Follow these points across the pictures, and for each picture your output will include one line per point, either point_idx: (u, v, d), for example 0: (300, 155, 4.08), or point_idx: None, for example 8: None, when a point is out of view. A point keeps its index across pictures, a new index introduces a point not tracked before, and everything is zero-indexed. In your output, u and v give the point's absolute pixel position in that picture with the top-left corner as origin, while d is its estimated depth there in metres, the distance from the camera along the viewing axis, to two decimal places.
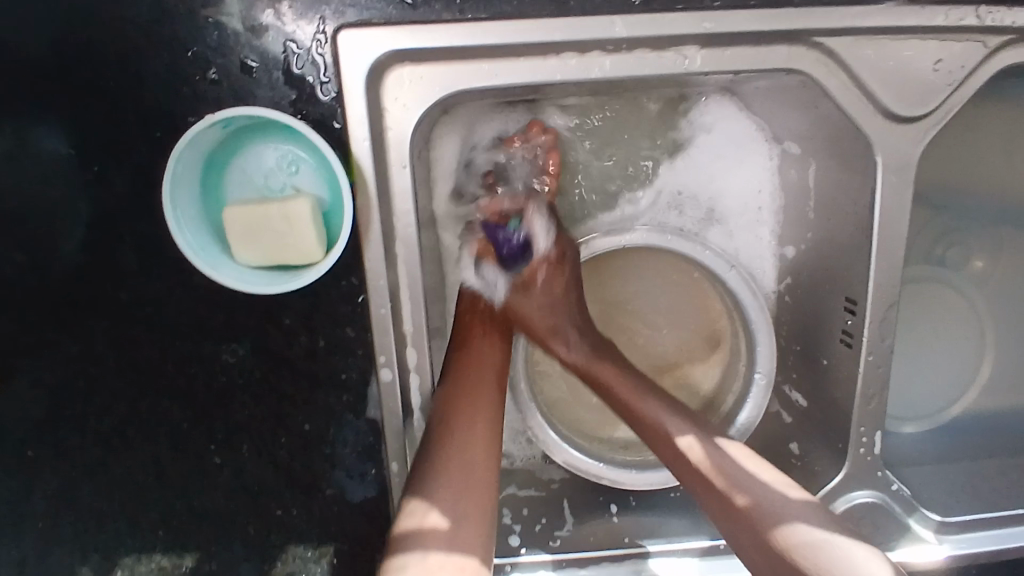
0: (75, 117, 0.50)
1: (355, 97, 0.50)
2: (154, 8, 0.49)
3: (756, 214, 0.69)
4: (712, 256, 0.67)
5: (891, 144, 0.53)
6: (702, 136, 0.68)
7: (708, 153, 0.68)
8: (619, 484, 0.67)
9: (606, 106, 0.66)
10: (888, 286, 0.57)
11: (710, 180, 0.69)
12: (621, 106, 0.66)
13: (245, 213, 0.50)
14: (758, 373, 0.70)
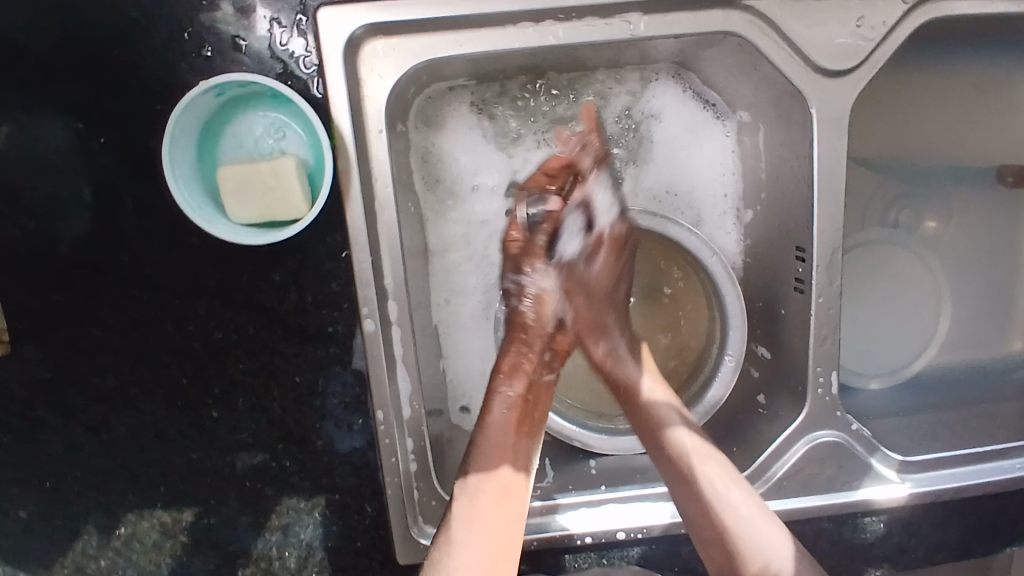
0: (81, 94, 0.56)
1: (334, 67, 0.53)
2: None
3: (720, 193, 0.72)
4: (698, 241, 0.68)
5: (822, 97, 0.58)
6: (663, 119, 0.70)
7: (673, 136, 0.70)
8: (588, 447, 0.68)
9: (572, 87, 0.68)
10: (833, 231, 0.61)
11: (677, 162, 0.71)
12: (584, 89, 0.69)
13: (238, 172, 0.52)
14: (729, 356, 0.70)
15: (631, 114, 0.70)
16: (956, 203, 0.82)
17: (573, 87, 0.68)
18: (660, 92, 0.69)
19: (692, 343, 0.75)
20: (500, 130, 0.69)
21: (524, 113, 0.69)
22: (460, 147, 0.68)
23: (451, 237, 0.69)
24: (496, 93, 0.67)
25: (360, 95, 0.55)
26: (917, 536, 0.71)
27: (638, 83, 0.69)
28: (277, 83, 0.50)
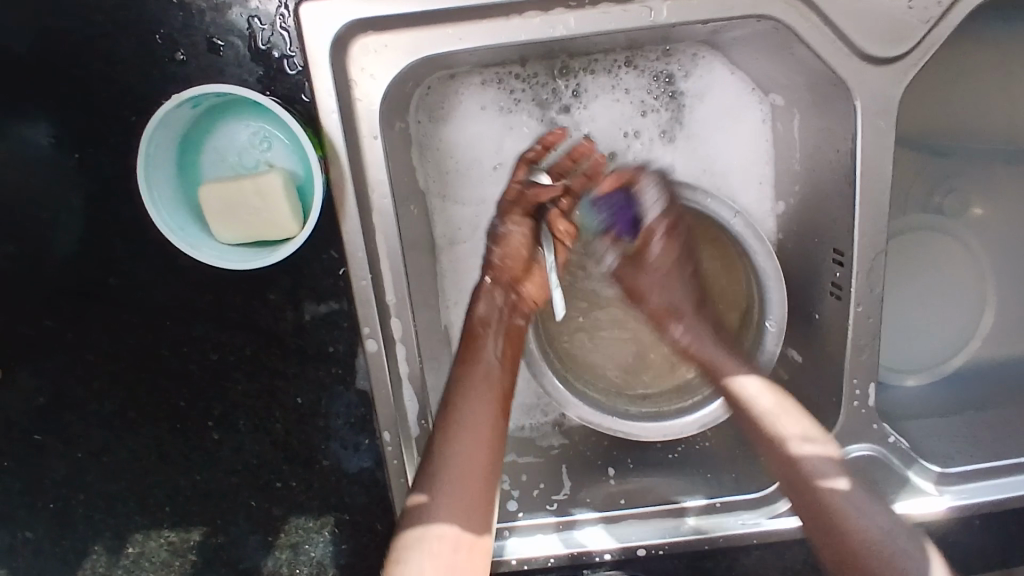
0: (52, 107, 0.51)
1: (320, 70, 0.49)
2: None
3: (751, 169, 0.65)
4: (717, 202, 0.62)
5: (868, 87, 0.52)
6: (695, 97, 0.64)
7: (704, 114, 0.64)
8: (633, 436, 0.64)
9: (595, 65, 0.62)
10: (875, 234, 0.56)
11: (707, 142, 0.65)
12: (607, 66, 0.63)
13: (220, 191, 0.48)
14: (770, 321, 0.64)
15: (645, 84, 0.63)
16: (1006, 186, 0.75)
17: (586, 61, 0.62)
18: (680, 60, 0.63)
19: (731, 310, 0.70)
20: (508, 112, 0.63)
21: (534, 92, 0.63)
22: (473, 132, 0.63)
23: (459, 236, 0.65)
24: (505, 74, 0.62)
25: (351, 99, 0.50)
26: (954, 546, 0.67)
27: (654, 54, 0.62)
28: (258, 95, 0.46)
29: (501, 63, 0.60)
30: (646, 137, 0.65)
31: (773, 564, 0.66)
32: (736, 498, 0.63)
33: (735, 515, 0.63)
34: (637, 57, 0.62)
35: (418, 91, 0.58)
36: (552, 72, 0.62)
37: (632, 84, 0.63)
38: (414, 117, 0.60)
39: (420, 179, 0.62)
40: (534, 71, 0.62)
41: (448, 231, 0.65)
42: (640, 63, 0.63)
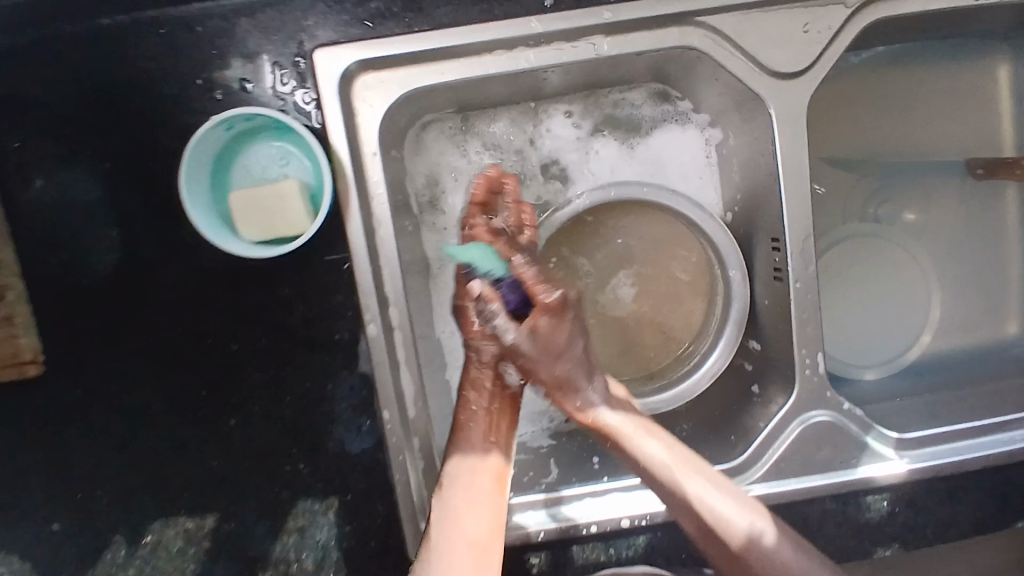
0: (103, 139, 0.62)
1: (330, 99, 0.60)
2: (159, 47, 0.60)
3: (685, 167, 0.77)
4: (676, 199, 0.73)
5: (780, 99, 0.63)
6: (644, 120, 0.75)
7: (654, 138, 0.76)
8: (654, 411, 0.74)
9: (552, 99, 0.74)
10: (802, 221, 0.65)
11: (660, 156, 0.76)
12: (564, 100, 0.74)
13: (247, 196, 0.59)
14: (732, 270, 0.73)
15: (550, 130, 0.75)
16: (936, 193, 0.84)
17: (505, 116, 0.74)
18: (566, 107, 0.74)
19: (699, 274, 0.78)
20: (480, 144, 0.74)
21: (463, 145, 0.74)
22: (459, 166, 0.74)
23: (451, 251, 0.75)
24: (437, 136, 0.73)
25: (354, 125, 0.61)
26: (922, 513, 0.71)
27: (550, 105, 0.74)
28: (282, 117, 0.57)
29: (469, 102, 0.71)
30: (605, 154, 0.76)
31: None
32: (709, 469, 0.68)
33: None
34: (590, 93, 0.74)
35: (407, 133, 0.70)
36: (517, 107, 0.74)
37: (536, 135, 0.75)
38: (408, 156, 0.72)
39: (417, 208, 0.73)
40: (501, 108, 0.74)
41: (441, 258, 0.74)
42: (538, 115, 0.75)
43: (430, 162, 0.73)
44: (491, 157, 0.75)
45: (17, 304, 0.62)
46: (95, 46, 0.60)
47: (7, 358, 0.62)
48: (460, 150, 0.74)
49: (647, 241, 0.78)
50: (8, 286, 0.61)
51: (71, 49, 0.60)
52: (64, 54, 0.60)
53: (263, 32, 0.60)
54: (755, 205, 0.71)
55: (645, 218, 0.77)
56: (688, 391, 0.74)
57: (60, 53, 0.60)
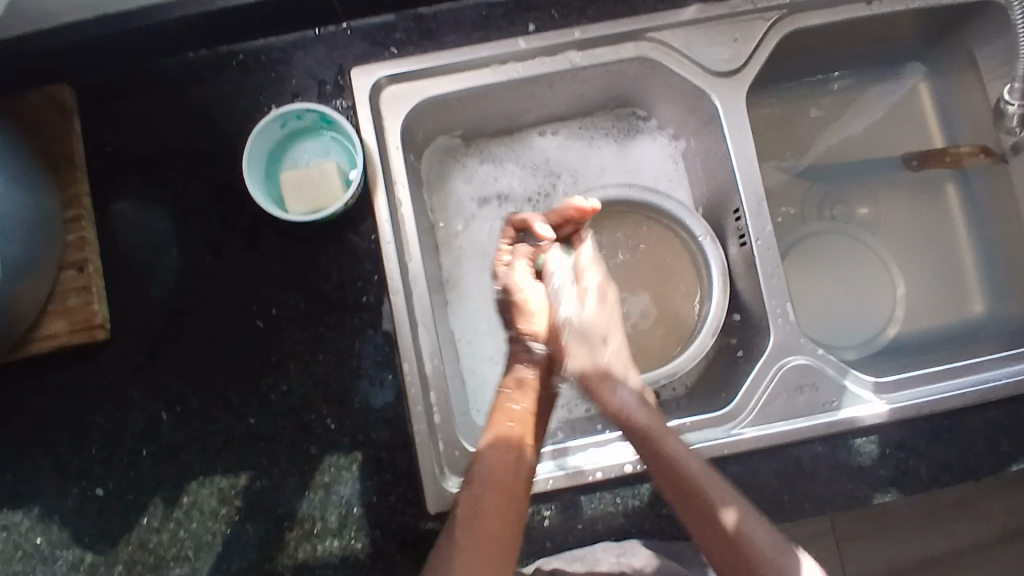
0: (180, 145, 0.77)
1: (363, 103, 0.74)
2: (232, 73, 0.77)
3: (656, 170, 0.90)
4: (639, 192, 0.84)
5: (721, 91, 0.78)
6: (617, 141, 0.90)
7: (627, 154, 0.90)
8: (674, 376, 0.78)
9: (538, 129, 0.90)
10: (755, 187, 0.77)
11: (633, 168, 0.90)
12: (547, 128, 0.90)
13: (295, 176, 0.72)
14: (700, 236, 0.83)
15: (546, 149, 0.90)
16: (880, 190, 0.97)
17: (500, 143, 0.90)
18: (546, 133, 0.90)
19: (682, 258, 0.86)
20: (483, 172, 0.90)
21: (464, 176, 0.89)
22: (470, 189, 0.89)
23: (466, 258, 0.87)
24: (437, 173, 0.88)
25: (382, 125, 0.76)
26: (913, 456, 0.74)
27: (532, 133, 0.90)
28: (324, 109, 0.71)
29: (469, 133, 0.88)
30: (591, 168, 0.90)
31: (749, 481, 0.72)
32: (701, 417, 0.73)
33: (705, 432, 0.72)
34: (567, 121, 0.90)
35: (424, 161, 0.87)
36: (508, 137, 0.90)
37: (531, 157, 0.90)
38: (426, 182, 0.87)
39: (436, 224, 0.87)
40: (495, 139, 0.90)
41: (456, 263, 0.87)
42: (524, 142, 0.90)
43: (445, 187, 0.88)
44: (492, 181, 0.90)
45: (94, 275, 0.72)
46: (182, 74, 0.77)
47: (81, 322, 0.71)
48: (464, 180, 0.89)
49: (624, 245, 0.87)
50: (87, 260, 0.72)
51: (162, 78, 0.77)
52: (156, 81, 0.77)
53: (313, 58, 0.76)
54: (719, 188, 0.82)
55: (621, 224, 0.87)
56: (690, 359, 0.78)
57: (154, 81, 0.77)
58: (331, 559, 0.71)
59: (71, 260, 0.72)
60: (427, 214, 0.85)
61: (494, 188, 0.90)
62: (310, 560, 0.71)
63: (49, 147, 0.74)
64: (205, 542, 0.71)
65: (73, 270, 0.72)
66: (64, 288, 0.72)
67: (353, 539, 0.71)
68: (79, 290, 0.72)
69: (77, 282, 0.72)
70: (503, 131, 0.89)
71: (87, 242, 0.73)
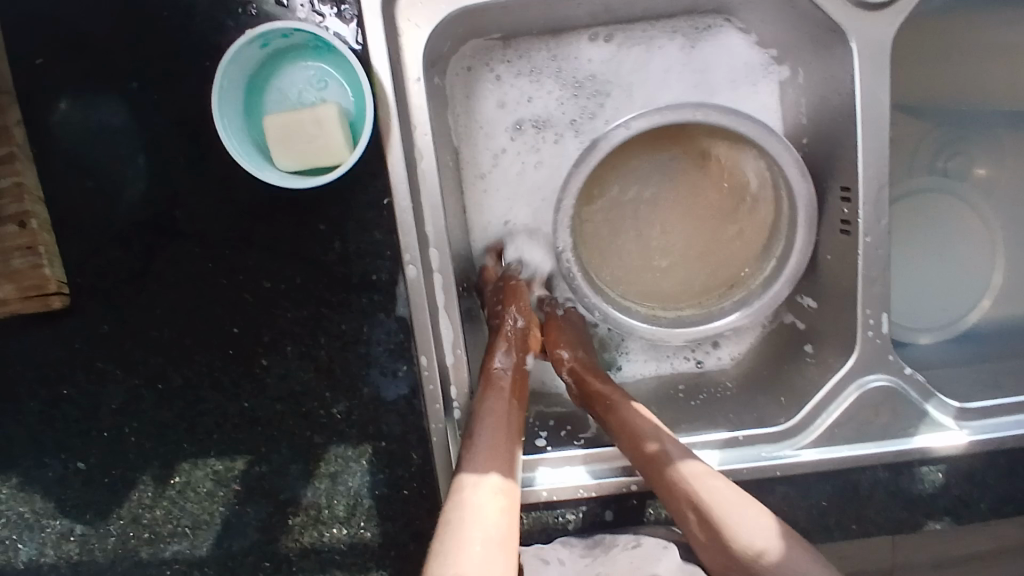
0: (131, 57, 0.58)
1: (373, 16, 0.54)
2: None
3: (734, 74, 0.70)
4: (719, 115, 0.63)
5: (863, 29, 0.57)
6: (694, 49, 0.69)
7: (705, 66, 0.69)
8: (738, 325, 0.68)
9: (590, 30, 0.69)
10: (879, 166, 0.60)
11: (706, 87, 0.70)
12: (602, 29, 0.69)
13: (282, 120, 0.54)
14: (793, 179, 0.64)
15: (592, 60, 0.70)
16: (1004, 146, 0.79)
17: (544, 51, 0.69)
18: (596, 39, 0.69)
19: (760, 184, 0.70)
20: (521, 89, 0.70)
21: (497, 93, 0.70)
22: (507, 114, 0.70)
23: (495, 202, 0.72)
24: (464, 86, 0.69)
25: (399, 47, 0.56)
26: (979, 488, 0.67)
27: (579, 37, 0.69)
28: (315, 29, 0.52)
29: (502, 37, 0.67)
30: (659, 83, 0.70)
31: (795, 503, 0.66)
32: (758, 431, 0.64)
33: (758, 448, 0.64)
34: (630, 24, 0.68)
35: (450, 77, 0.68)
36: (550, 41, 0.69)
37: (573, 72, 0.70)
38: (452, 103, 0.69)
39: (462, 157, 0.70)
40: (533, 45, 0.69)
41: (480, 209, 0.72)
42: (568, 49, 0.69)
43: (473, 107, 0.70)
44: (529, 103, 0.70)
45: (40, 232, 0.58)
46: None
47: (32, 289, 0.59)
48: (496, 97, 0.70)
49: (694, 165, 0.71)
50: (29, 212, 0.58)
51: None
52: None
53: None
54: (823, 151, 0.65)
55: (693, 137, 0.70)
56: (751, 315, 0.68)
57: None
58: (340, 545, 0.67)
59: (8, 212, 0.58)
60: (449, 146, 0.68)
61: (530, 109, 0.70)
62: (317, 545, 0.67)
63: None
64: (204, 521, 0.66)
65: (13, 225, 0.58)
66: (5, 246, 0.58)
67: (362, 528, 0.66)
68: (23, 250, 0.58)
69: (19, 240, 0.58)
70: (545, 32, 0.68)
71: (26, 188, 0.58)
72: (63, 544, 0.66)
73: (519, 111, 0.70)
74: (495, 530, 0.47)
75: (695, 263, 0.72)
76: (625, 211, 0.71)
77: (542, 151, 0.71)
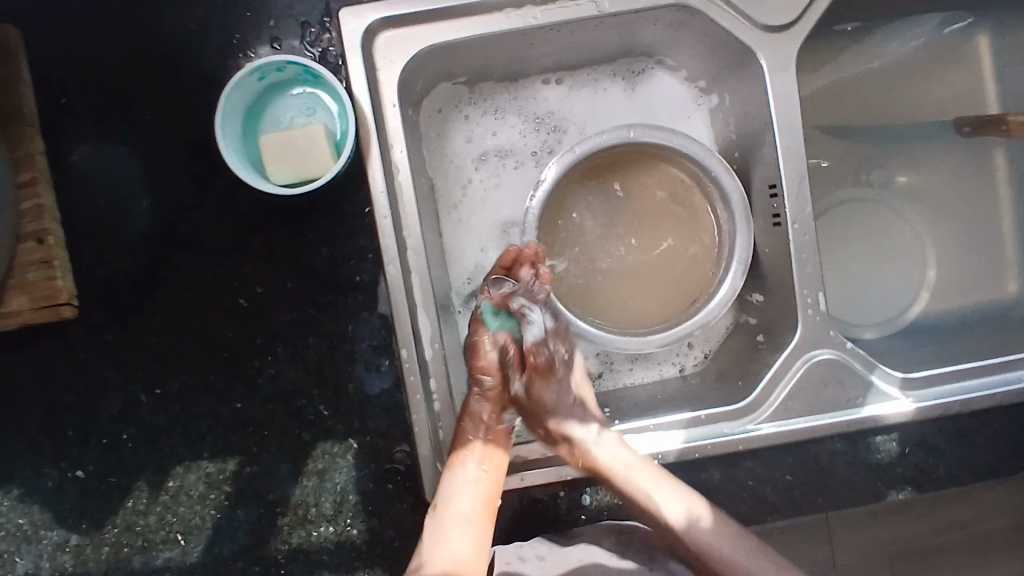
0: (144, 97, 0.67)
1: (353, 52, 0.64)
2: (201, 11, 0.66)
3: (669, 105, 0.80)
4: (656, 135, 0.71)
5: (768, 49, 0.68)
6: (635, 89, 0.79)
7: (645, 103, 0.80)
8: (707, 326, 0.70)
9: (546, 75, 0.78)
10: (797, 162, 0.69)
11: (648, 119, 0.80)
12: (557, 74, 0.78)
13: (277, 139, 0.63)
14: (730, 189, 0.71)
15: (548, 101, 0.79)
16: (922, 156, 0.88)
17: (505, 94, 0.78)
18: (550, 81, 0.79)
19: (699, 202, 0.75)
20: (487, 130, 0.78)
21: (465, 131, 0.78)
22: (475, 151, 0.78)
23: (464, 230, 0.78)
24: (437, 125, 0.77)
25: (377, 78, 0.66)
26: (931, 455, 0.71)
27: (535, 81, 0.78)
28: (307, 62, 0.61)
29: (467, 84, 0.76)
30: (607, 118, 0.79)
31: (761, 477, 0.70)
32: (718, 409, 0.69)
33: (719, 426, 0.69)
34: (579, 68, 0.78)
35: (423, 118, 0.76)
36: (508, 87, 0.78)
37: (532, 112, 0.79)
38: (426, 140, 0.77)
39: (437, 187, 0.77)
40: (495, 90, 0.78)
41: (454, 234, 0.77)
42: (527, 92, 0.79)
43: (445, 144, 0.77)
44: (494, 140, 0.79)
45: (55, 248, 0.65)
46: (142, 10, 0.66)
47: (44, 299, 0.65)
48: (465, 135, 0.78)
49: (642, 188, 0.76)
50: (47, 230, 0.65)
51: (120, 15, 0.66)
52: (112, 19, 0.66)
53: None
54: (752, 158, 0.74)
55: (635, 162, 0.75)
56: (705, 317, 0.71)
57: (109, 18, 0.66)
58: (327, 544, 0.69)
59: (27, 230, 0.65)
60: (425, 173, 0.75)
61: (495, 144, 0.78)
62: (305, 545, 0.69)
63: None
64: (195, 526, 0.68)
65: (31, 241, 0.65)
66: (23, 260, 0.65)
67: (349, 526, 0.69)
68: (39, 264, 0.65)
69: (36, 255, 0.65)
70: (506, 78, 0.77)
71: (45, 209, 0.65)
72: (59, 555, 0.69)
73: (484, 147, 0.78)
74: (471, 518, 0.63)
75: (654, 281, 0.75)
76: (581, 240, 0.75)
77: (508, 182, 0.78)
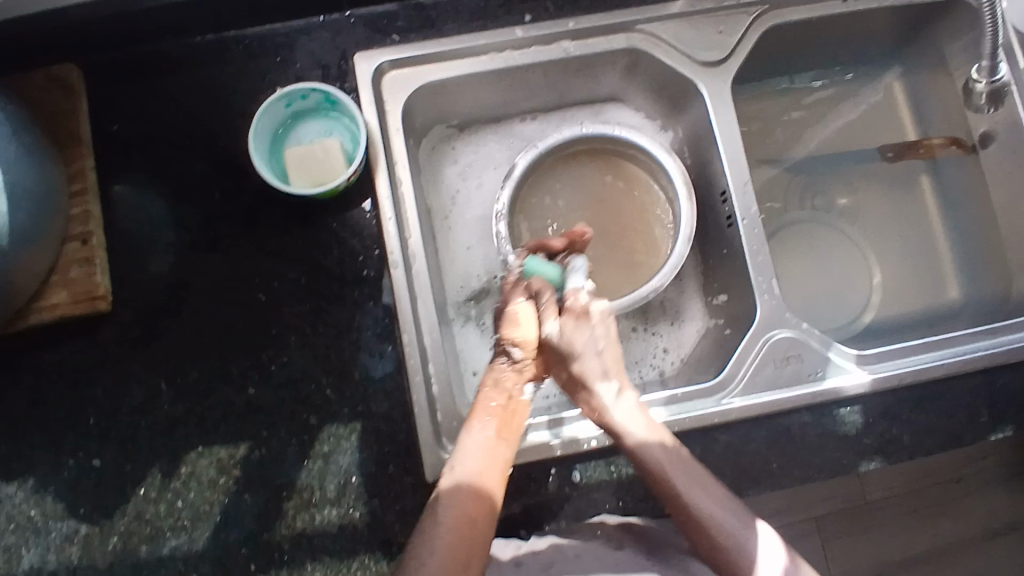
0: (185, 128, 0.79)
1: (365, 86, 0.77)
2: (238, 59, 0.79)
3: None
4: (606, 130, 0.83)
5: (707, 80, 0.82)
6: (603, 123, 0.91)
7: None
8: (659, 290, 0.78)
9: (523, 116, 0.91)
10: (741, 170, 0.80)
11: None
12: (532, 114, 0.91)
13: (300, 152, 0.74)
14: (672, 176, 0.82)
15: (525, 134, 0.91)
16: (857, 179, 1.00)
17: (490, 133, 0.91)
18: (527, 119, 0.91)
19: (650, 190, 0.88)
20: (472, 160, 0.90)
21: (455, 163, 0.90)
22: (462, 178, 0.89)
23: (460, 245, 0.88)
24: (430, 160, 0.89)
25: (383, 107, 0.78)
26: (895, 426, 0.77)
27: (513, 120, 0.91)
28: (326, 89, 0.74)
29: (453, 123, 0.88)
30: None
31: (739, 450, 0.75)
32: (693, 388, 0.75)
33: (694, 402, 0.75)
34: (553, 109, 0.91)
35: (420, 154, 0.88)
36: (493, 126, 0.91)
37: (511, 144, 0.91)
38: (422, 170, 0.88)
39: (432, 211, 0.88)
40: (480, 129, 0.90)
41: (448, 249, 0.87)
42: (507, 130, 0.91)
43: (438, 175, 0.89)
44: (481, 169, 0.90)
45: (97, 248, 0.75)
46: (189, 60, 0.79)
47: (82, 294, 0.73)
48: (456, 167, 0.90)
49: (601, 184, 0.89)
50: (91, 233, 0.75)
51: (169, 64, 0.79)
52: (163, 67, 0.79)
53: (315, 46, 0.79)
54: (705, 174, 0.86)
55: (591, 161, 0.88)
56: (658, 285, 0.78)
57: (160, 66, 0.79)
58: (330, 528, 0.71)
59: (74, 233, 0.75)
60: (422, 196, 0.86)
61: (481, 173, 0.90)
62: (308, 528, 0.71)
63: (55, 126, 0.76)
64: (203, 512, 0.71)
65: (77, 243, 0.75)
66: (68, 260, 0.74)
67: (351, 508, 0.71)
68: (82, 262, 0.74)
69: (80, 254, 0.74)
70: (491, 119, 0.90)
71: (91, 215, 0.75)
72: (66, 547, 0.70)
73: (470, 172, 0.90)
74: (491, 463, 0.57)
75: (621, 259, 0.87)
76: (558, 217, 0.88)
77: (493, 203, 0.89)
